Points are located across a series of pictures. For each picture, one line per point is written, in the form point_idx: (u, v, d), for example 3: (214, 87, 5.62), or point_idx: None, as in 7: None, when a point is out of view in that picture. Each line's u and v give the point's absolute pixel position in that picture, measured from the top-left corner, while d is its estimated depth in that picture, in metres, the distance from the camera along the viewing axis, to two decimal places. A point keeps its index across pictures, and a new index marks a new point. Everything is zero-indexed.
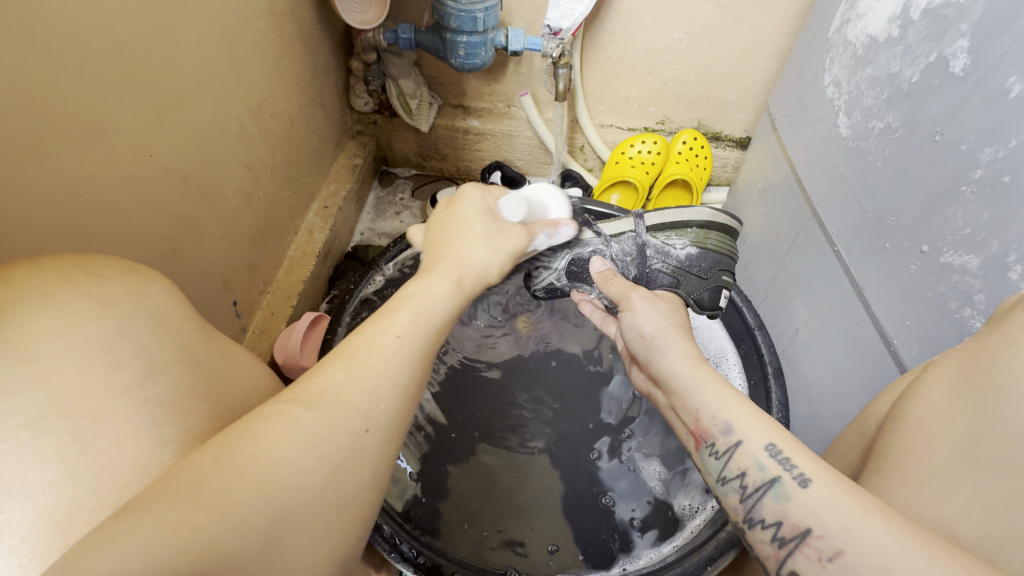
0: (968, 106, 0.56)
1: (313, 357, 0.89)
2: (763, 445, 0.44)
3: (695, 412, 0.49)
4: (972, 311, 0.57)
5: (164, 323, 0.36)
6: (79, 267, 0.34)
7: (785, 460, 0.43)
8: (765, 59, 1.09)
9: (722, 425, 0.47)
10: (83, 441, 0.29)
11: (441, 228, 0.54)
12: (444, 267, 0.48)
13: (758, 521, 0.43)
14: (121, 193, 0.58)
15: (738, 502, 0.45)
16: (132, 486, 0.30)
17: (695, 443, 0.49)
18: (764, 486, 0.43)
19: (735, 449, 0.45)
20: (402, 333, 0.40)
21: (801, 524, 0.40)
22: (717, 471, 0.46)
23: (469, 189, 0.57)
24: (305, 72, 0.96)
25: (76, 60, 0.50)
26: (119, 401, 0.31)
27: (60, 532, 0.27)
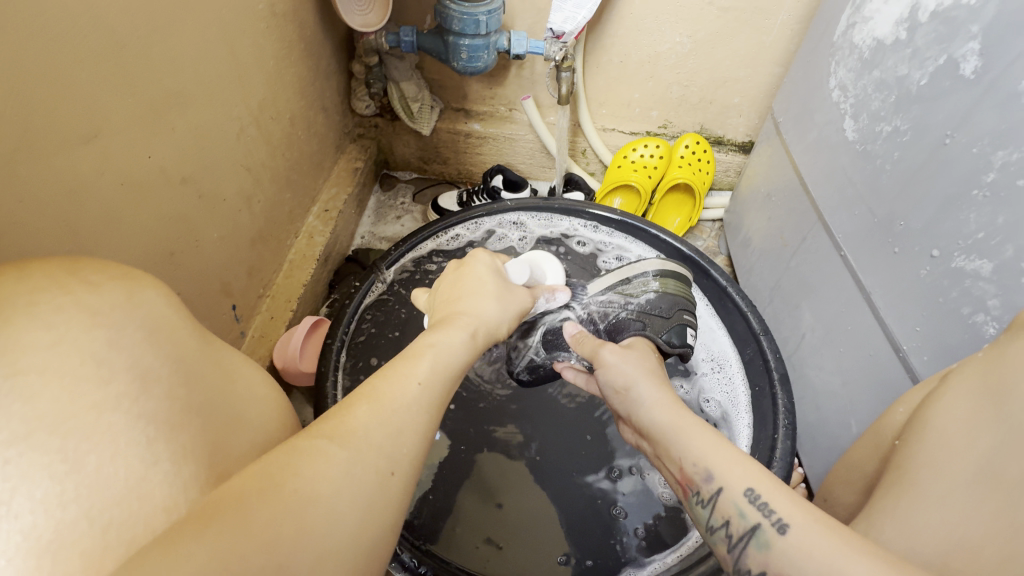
0: (980, 109, 0.55)
1: (312, 361, 0.89)
2: (741, 492, 0.43)
3: (676, 462, 0.48)
4: (986, 317, 0.56)
5: (160, 330, 0.34)
6: (72, 271, 0.33)
7: (763, 506, 0.42)
8: (768, 64, 1.08)
9: (702, 473, 0.46)
10: (72, 460, 0.28)
11: (452, 285, 0.56)
12: (462, 320, 0.50)
13: (746, 572, 0.42)
14: (117, 195, 0.57)
15: (727, 552, 0.44)
16: (123, 507, 0.28)
17: (682, 495, 0.48)
18: (747, 535, 0.42)
19: (717, 498, 0.45)
20: (423, 379, 0.41)
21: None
22: (705, 520, 0.46)
23: (480, 252, 0.60)
24: (306, 75, 0.96)
25: (70, 59, 0.49)
26: (109, 416, 0.29)
27: (48, 557, 0.26)
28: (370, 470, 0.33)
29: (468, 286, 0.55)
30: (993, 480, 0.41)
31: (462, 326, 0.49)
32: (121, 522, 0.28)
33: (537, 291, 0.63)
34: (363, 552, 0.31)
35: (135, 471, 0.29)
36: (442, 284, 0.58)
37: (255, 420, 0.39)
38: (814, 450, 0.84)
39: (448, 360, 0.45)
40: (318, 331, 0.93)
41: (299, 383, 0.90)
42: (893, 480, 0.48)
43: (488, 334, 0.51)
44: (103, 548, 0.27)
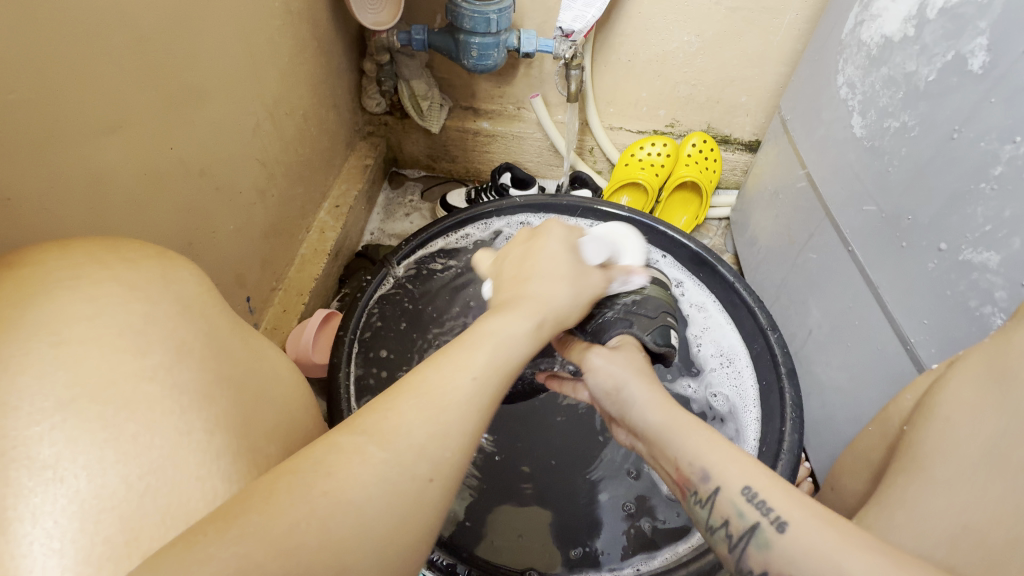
0: (988, 103, 0.56)
1: (324, 352, 0.91)
2: (739, 490, 0.44)
3: (674, 462, 0.48)
4: (993, 308, 0.56)
5: (193, 308, 0.35)
6: (109, 252, 0.34)
7: (762, 504, 0.42)
8: (775, 63, 1.09)
9: (699, 473, 0.46)
10: (112, 427, 0.29)
11: (520, 260, 0.54)
12: (529, 306, 0.47)
13: (748, 572, 0.42)
14: (140, 184, 0.58)
15: (727, 551, 0.44)
16: (160, 475, 0.29)
17: (680, 495, 0.48)
18: (746, 534, 0.42)
19: (715, 497, 0.45)
20: (476, 372, 0.39)
21: (785, 573, 0.39)
22: (704, 520, 0.46)
23: (553, 225, 0.57)
24: (319, 72, 0.97)
25: (95, 52, 0.51)
26: (146, 387, 0.30)
27: (92, 519, 0.27)
28: (392, 446, 0.34)
29: (542, 264, 0.52)
30: (1001, 466, 0.42)
31: (527, 312, 0.47)
32: (158, 489, 0.29)
33: (611, 272, 0.59)
34: (386, 520, 0.32)
35: (167, 442, 0.30)
36: (509, 258, 0.55)
37: (280, 400, 0.40)
38: (820, 445, 0.84)
39: (507, 352, 0.43)
40: (330, 324, 0.93)
41: (311, 374, 0.91)
42: (900, 467, 0.48)
43: (555, 320, 0.50)
44: (141, 513, 0.28)
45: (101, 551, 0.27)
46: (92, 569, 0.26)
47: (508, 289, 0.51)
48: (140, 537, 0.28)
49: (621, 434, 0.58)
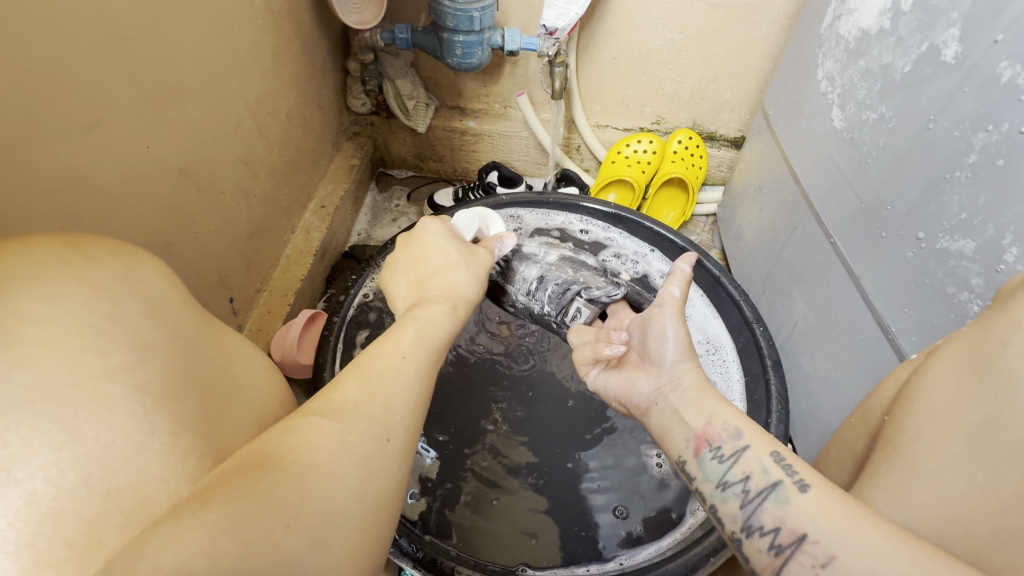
0: (962, 92, 0.56)
1: (309, 354, 0.89)
2: (769, 452, 0.45)
3: (706, 415, 0.49)
4: (970, 295, 0.57)
5: (160, 307, 0.35)
6: (72, 248, 0.33)
7: (787, 466, 0.44)
8: (758, 60, 1.10)
9: (730, 429, 0.48)
10: (71, 429, 0.28)
11: (413, 264, 0.56)
12: (434, 299, 0.50)
13: (756, 529, 0.42)
14: (118, 181, 0.57)
15: (737, 508, 0.44)
16: (121, 476, 0.29)
17: (697, 447, 0.49)
18: (766, 490, 0.43)
19: (742, 453, 0.46)
20: (406, 352, 0.42)
21: (799, 530, 0.40)
22: (719, 475, 0.46)
23: (430, 222, 0.61)
24: (301, 71, 0.96)
25: (73, 48, 0.50)
26: (107, 388, 0.30)
27: (51, 518, 0.27)
28: None
29: (430, 260, 0.56)
30: (985, 455, 0.42)
31: (439, 300, 0.50)
32: (119, 488, 0.29)
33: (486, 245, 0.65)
34: None
35: (129, 444, 0.29)
36: (400, 264, 0.58)
37: (254, 398, 0.39)
38: (807, 435, 0.85)
39: (435, 334, 0.46)
40: (316, 323, 0.93)
41: (297, 375, 0.90)
42: (880, 455, 0.49)
43: (468, 306, 0.53)
44: (102, 514, 0.28)
45: (61, 554, 0.26)
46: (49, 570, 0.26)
47: (414, 290, 0.53)
48: (102, 539, 0.27)
49: (640, 386, 0.56)
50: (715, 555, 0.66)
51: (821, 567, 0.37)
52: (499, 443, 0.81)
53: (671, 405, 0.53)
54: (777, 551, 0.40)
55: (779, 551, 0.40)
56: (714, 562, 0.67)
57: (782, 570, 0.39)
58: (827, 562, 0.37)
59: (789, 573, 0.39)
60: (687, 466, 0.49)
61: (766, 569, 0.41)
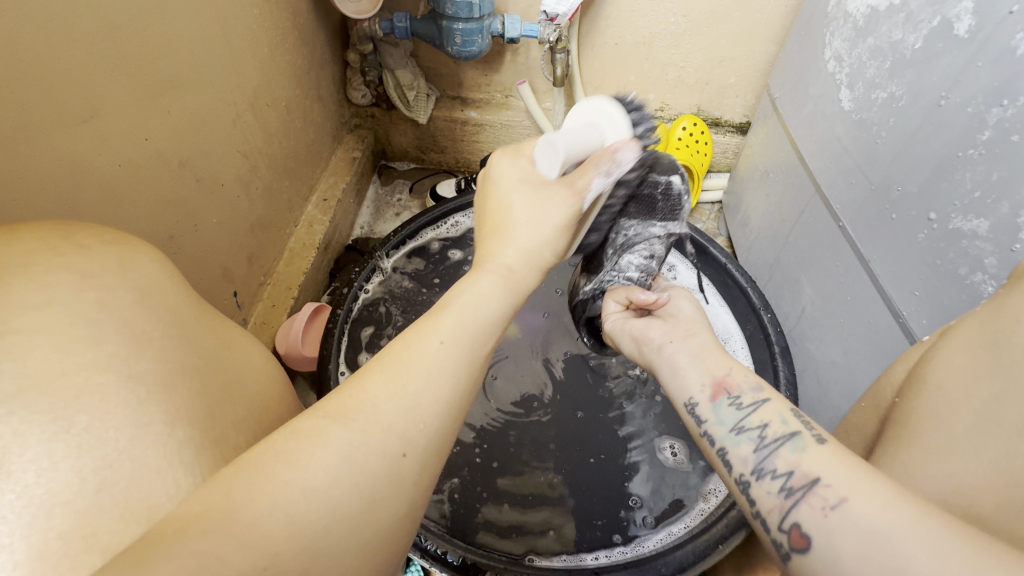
0: (974, 66, 0.55)
1: (314, 345, 0.91)
2: (791, 408, 0.45)
3: (727, 365, 0.49)
4: (983, 276, 0.55)
5: (153, 296, 0.34)
6: (64, 238, 0.33)
7: (807, 423, 0.44)
8: (763, 42, 1.08)
9: (750, 383, 0.48)
10: (62, 419, 0.28)
11: (481, 208, 0.49)
12: (490, 268, 0.46)
13: (769, 471, 0.42)
14: (115, 173, 0.57)
15: (750, 452, 0.44)
16: (116, 468, 0.29)
17: (713, 392, 0.48)
18: (784, 438, 0.43)
19: (761, 404, 0.46)
20: (444, 337, 0.38)
21: (811, 474, 0.39)
22: (734, 420, 0.46)
23: (504, 158, 0.52)
24: (300, 63, 0.96)
25: (65, 38, 0.50)
26: (100, 377, 0.29)
27: (43, 514, 0.26)
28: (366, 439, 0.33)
29: (500, 213, 0.49)
30: (994, 431, 0.41)
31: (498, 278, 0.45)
32: (112, 484, 0.28)
33: (580, 205, 0.53)
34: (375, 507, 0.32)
35: (124, 435, 0.29)
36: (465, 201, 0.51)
37: (252, 389, 0.39)
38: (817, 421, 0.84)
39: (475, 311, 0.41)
40: (319, 318, 0.93)
41: (301, 369, 0.91)
42: (891, 437, 0.48)
43: (522, 271, 0.47)
44: (95, 507, 0.27)
45: (54, 547, 0.26)
46: (46, 564, 0.25)
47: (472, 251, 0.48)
48: (97, 532, 0.27)
49: (654, 332, 0.57)
50: (724, 543, 0.66)
51: (831, 509, 0.36)
52: (516, 424, 0.82)
53: (685, 349, 0.53)
54: (787, 493, 0.40)
55: (790, 493, 0.39)
56: (722, 550, 0.66)
57: (791, 512, 0.39)
58: (838, 504, 0.36)
59: (798, 514, 0.38)
60: (698, 408, 0.49)
61: (773, 512, 0.40)
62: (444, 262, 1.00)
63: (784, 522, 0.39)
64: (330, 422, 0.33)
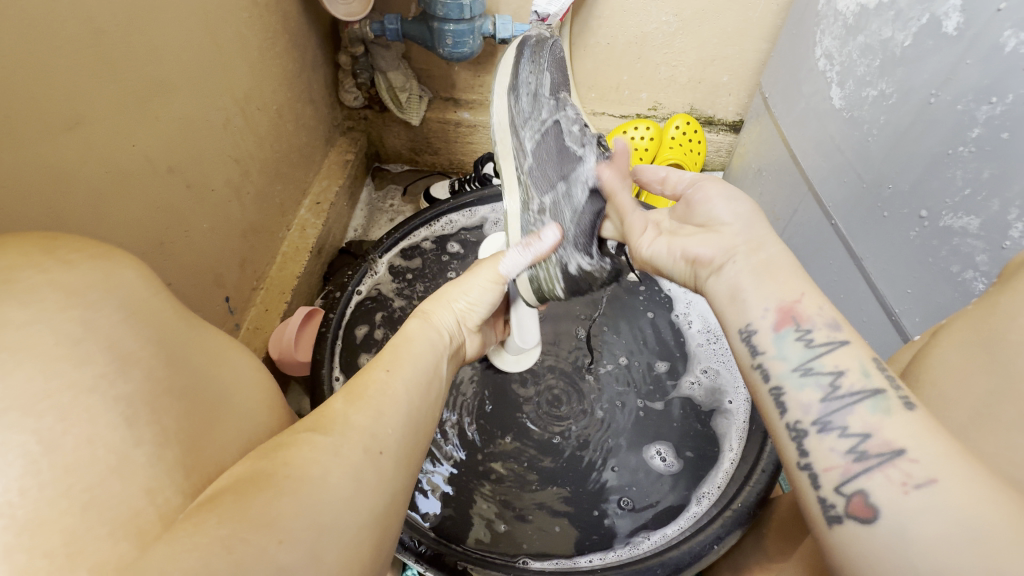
0: (964, 65, 0.55)
1: (307, 351, 0.89)
2: (871, 357, 0.39)
3: (799, 291, 0.42)
4: (975, 273, 0.56)
5: (141, 312, 0.33)
6: (42, 251, 0.31)
7: (891, 378, 0.38)
8: (755, 40, 1.07)
9: (825, 318, 0.41)
10: (50, 440, 0.27)
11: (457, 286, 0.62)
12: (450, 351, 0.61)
13: (837, 427, 0.37)
14: (102, 181, 0.57)
15: (816, 399, 0.39)
16: (104, 488, 0.28)
17: (778, 320, 0.42)
18: (863, 394, 0.37)
19: (838, 346, 0.40)
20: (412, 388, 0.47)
21: (894, 443, 0.35)
22: (800, 358, 0.40)
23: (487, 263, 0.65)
24: (291, 67, 0.95)
25: (47, 45, 0.49)
26: (86, 398, 0.28)
27: (30, 533, 0.25)
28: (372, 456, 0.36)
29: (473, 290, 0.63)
30: (988, 424, 0.41)
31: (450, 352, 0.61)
32: (101, 502, 0.27)
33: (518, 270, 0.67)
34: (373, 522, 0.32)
35: (113, 453, 0.29)
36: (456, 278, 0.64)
37: (240, 406, 0.38)
38: None
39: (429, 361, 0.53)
40: (312, 321, 0.92)
41: (295, 373, 0.90)
42: None
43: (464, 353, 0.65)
44: (84, 527, 0.26)
45: (40, 565, 0.25)
46: None
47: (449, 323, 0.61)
48: (85, 549, 0.26)
49: (703, 249, 0.48)
50: (719, 544, 0.65)
51: (914, 486, 0.33)
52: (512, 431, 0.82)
53: (748, 266, 0.45)
54: (856, 457, 0.36)
55: (859, 457, 0.36)
56: (719, 551, 0.65)
57: (858, 477, 0.35)
58: (923, 482, 0.33)
59: (868, 481, 0.35)
60: (756, 338, 0.43)
61: (833, 470, 0.36)
62: (438, 261, 1.01)
63: (846, 485, 0.36)
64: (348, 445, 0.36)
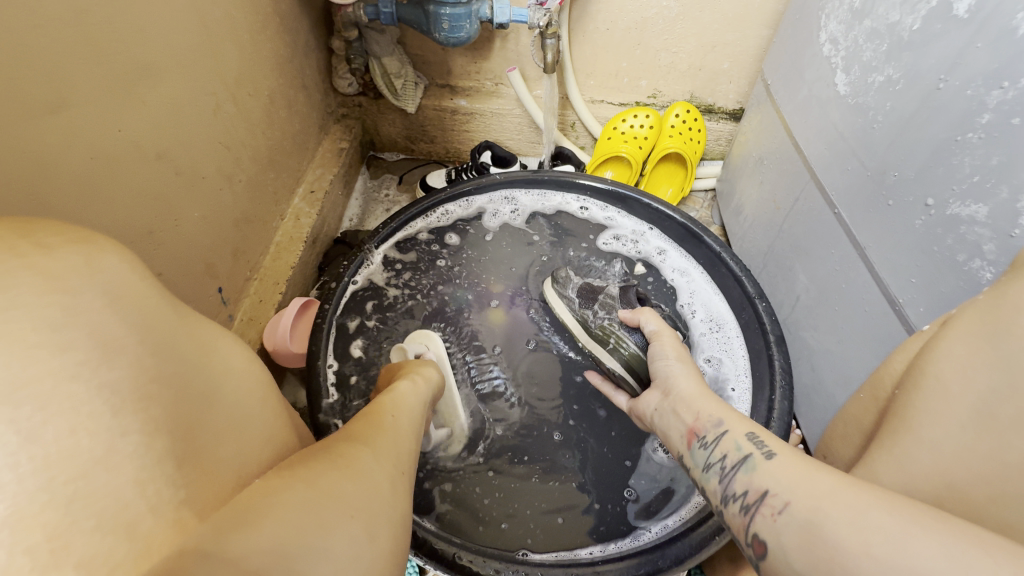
0: (974, 48, 0.54)
1: (303, 342, 0.88)
2: (745, 432, 0.47)
3: (693, 412, 0.52)
4: (982, 262, 0.55)
5: (124, 299, 0.32)
6: (19, 235, 0.29)
7: (758, 441, 0.46)
8: (757, 26, 1.06)
9: (713, 419, 0.50)
10: (28, 430, 0.25)
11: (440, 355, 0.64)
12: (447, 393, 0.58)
13: (731, 496, 0.44)
14: (87, 167, 0.55)
15: (717, 485, 0.46)
16: (89, 480, 0.26)
17: (687, 439, 0.51)
18: (738, 463, 0.45)
19: (722, 437, 0.48)
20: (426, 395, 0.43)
21: (762, 487, 0.42)
22: (703, 460, 0.49)
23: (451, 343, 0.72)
24: (283, 51, 0.93)
25: (29, 24, 0.47)
26: (66, 387, 0.26)
27: (12, 530, 0.23)
28: None
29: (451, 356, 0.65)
30: (991, 427, 0.40)
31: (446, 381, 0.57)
32: (87, 495, 0.26)
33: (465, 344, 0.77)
34: None
35: (99, 445, 0.27)
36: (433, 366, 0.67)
37: (231, 395, 0.37)
38: (811, 411, 0.84)
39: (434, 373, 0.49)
40: (307, 313, 0.91)
41: (291, 364, 0.89)
42: (890, 427, 0.48)
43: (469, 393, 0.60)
44: (68, 521, 0.25)
45: (22, 562, 0.23)
46: None
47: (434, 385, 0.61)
48: (70, 543, 0.25)
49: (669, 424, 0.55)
50: (720, 535, 0.64)
51: (778, 513, 0.39)
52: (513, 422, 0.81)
53: (669, 405, 0.56)
54: (746, 509, 0.42)
55: (747, 509, 0.42)
56: (719, 541, 0.65)
57: (749, 525, 0.40)
58: (783, 507, 0.39)
59: (755, 525, 0.40)
60: (682, 458, 0.51)
61: (739, 530, 0.42)
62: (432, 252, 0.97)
63: (748, 535, 0.40)
64: (346, 457, 0.34)
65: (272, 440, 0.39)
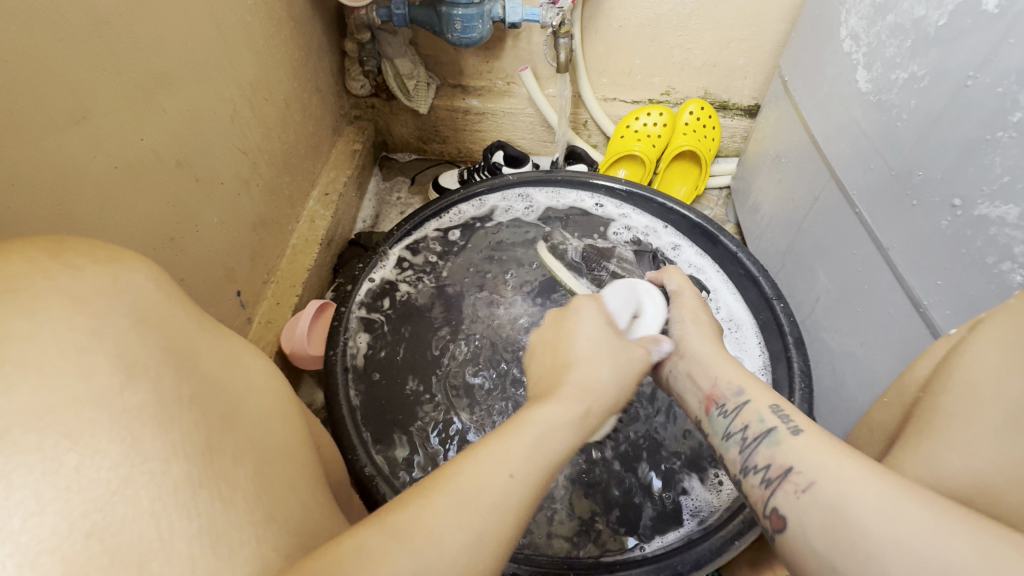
0: (1006, 44, 0.52)
1: (320, 344, 0.89)
2: (769, 405, 0.47)
3: (712, 377, 0.52)
4: (1012, 264, 0.53)
5: (148, 316, 0.32)
6: (47, 255, 0.30)
7: (784, 416, 0.45)
8: (774, 21, 1.04)
9: (733, 388, 0.50)
10: (51, 460, 0.25)
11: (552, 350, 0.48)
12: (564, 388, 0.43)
13: (752, 467, 0.44)
14: (110, 178, 0.55)
15: (737, 455, 0.46)
16: (107, 512, 0.26)
17: (705, 406, 0.51)
18: (762, 435, 0.45)
19: (743, 407, 0.48)
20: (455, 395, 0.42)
21: (787, 463, 0.41)
22: (723, 428, 0.49)
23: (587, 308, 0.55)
24: (296, 54, 0.93)
25: (50, 37, 0.48)
26: (90, 413, 0.27)
27: (30, 563, 0.23)
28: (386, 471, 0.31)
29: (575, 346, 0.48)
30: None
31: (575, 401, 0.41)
32: (105, 526, 0.26)
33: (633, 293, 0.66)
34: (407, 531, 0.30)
35: (117, 475, 0.27)
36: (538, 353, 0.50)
37: (252, 406, 0.37)
38: (831, 413, 0.83)
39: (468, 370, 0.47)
40: (325, 315, 0.92)
41: (308, 367, 0.90)
42: (917, 433, 0.47)
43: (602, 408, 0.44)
44: (84, 558, 0.24)
45: None
46: None
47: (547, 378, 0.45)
48: None
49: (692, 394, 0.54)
50: (742, 539, 0.64)
51: (802, 491, 0.39)
52: None
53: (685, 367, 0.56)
54: (768, 484, 0.42)
55: (769, 483, 0.42)
56: (740, 545, 0.64)
57: (771, 499, 0.41)
58: (808, 486, 0.39)
59: (777, 500, 0.40)
60: (700, 423, 0.52)
61: (758, 502, 0.42)
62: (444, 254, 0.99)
63: (767, 508, 0.41)
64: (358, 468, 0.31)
65: (293, 450, 0.39)
